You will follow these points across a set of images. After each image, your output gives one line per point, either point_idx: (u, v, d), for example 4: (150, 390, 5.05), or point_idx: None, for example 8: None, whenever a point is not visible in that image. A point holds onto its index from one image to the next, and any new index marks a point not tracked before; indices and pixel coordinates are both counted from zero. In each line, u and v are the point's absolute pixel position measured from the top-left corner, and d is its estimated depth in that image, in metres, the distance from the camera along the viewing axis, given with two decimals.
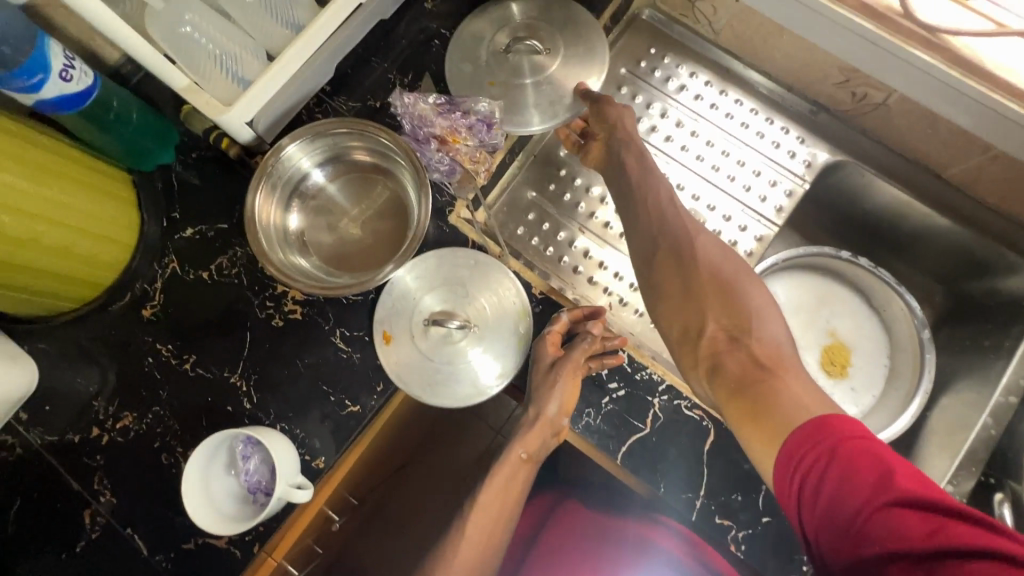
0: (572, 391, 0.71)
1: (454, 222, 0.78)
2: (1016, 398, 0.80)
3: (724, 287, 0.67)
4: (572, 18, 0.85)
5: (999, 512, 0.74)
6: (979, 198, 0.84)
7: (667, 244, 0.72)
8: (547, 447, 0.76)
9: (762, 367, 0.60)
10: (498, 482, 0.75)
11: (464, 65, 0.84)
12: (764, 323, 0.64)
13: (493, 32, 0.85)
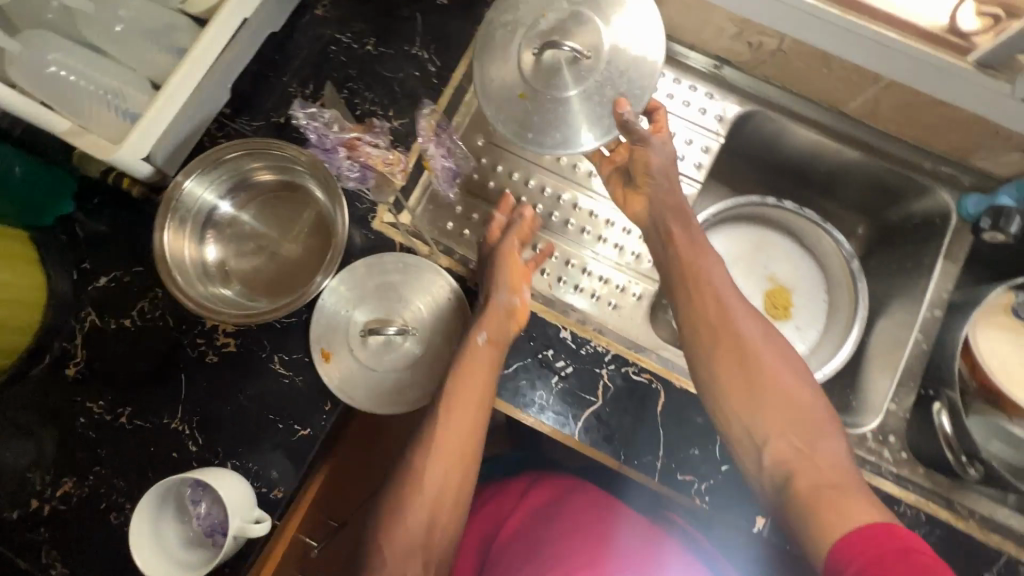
0: (514, 271, 0.75)
1: (379, 228, 0.77)
2: (939, 311, 0.84)
3: (784, 388, 0.64)
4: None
5: (937, 420, 0.77)
6: (883, 127, 0.87)
7: (730, 335, 0.67)
8: (507, 334, 0.72)
9: (838, 485, 0.57)
10: (467, 376, 0.69)
11: (497, 79, 0.71)
12: (826, 438, 0.62)
13: (516, 39, 0.70)
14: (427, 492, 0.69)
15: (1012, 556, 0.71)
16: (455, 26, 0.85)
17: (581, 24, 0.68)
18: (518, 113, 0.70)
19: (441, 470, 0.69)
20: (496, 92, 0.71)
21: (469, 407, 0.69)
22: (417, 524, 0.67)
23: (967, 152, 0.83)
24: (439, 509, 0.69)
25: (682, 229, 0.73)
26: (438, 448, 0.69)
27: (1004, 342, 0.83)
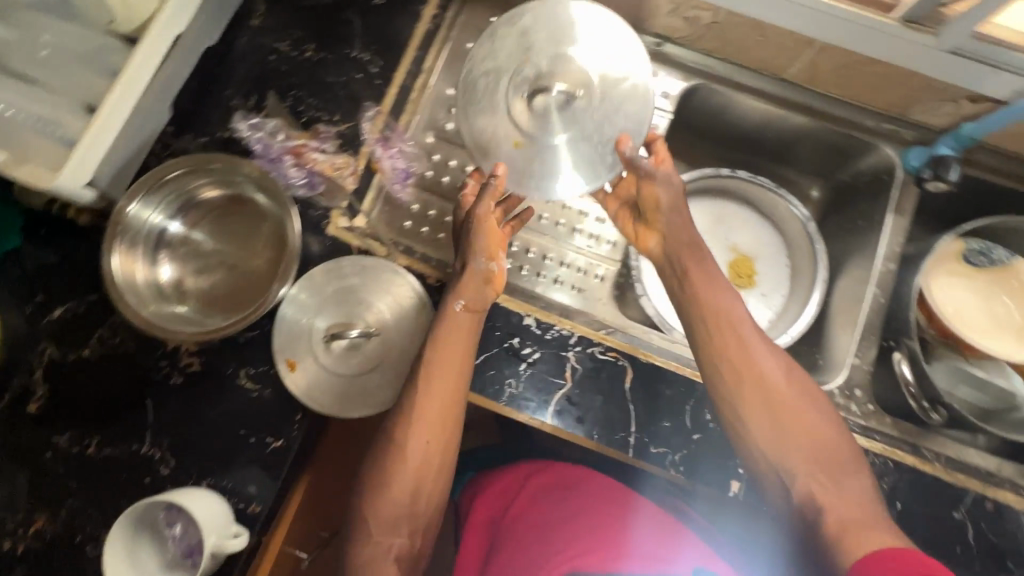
0: (491, 233, 0.73)
1: (335, 234, 0.78)
2: (893, 263, 0.86)
3: (806, 429, 0.67)
4: (597, 43, 0.72)
5: (900, 371, 0.82)
6: (823, 89, 0.88)
7: (752, 378, 0.69)
8: (486, 300, 0.71)
9: (861, 521, 0.60)
10: (449, 341, 0.69)
11: (493, 131, 0.73)
12: (850, 477, 0.64)
13: (507, 86, 0.72)
14: (412, 459, 0.68)
15: (979, 494, 0.73)
16: (394, 25, 0.85)
17: (564, 68, 0.71)
18: (522, 164, 0.73)
19: (426, 438, 0.69)
20: (495, 146, 0.73)
21: (450, 373, 0.68)
22: (403, 492, 0.68)
23: (905, 105, 0.85)
24: (425, 475, 0.69)
25: (698, 265, 0.74)
26: (422, 417, 0.68)
27: (954, 289, 0.88)
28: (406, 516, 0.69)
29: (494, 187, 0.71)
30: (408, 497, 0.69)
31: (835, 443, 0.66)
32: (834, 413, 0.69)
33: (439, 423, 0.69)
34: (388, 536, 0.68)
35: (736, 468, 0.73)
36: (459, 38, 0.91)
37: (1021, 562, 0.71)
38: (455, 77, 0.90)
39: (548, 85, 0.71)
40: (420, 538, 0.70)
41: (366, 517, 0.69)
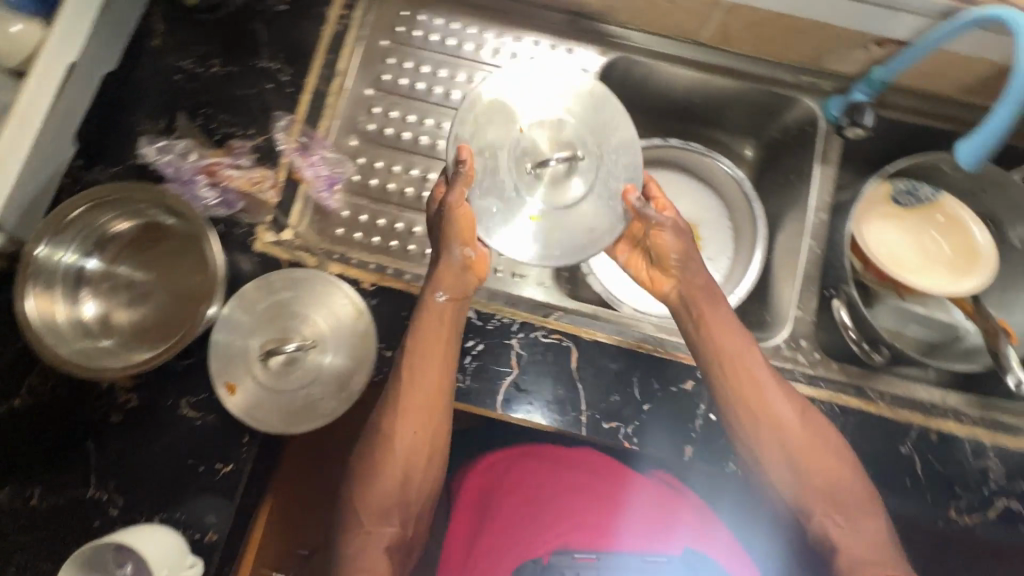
0: (467, 218, 0.69)
1: (262, 249, 0.76)
2: (824, 213, 0.88)
3: (819, 462, 0.70)
4: (582, 108, 0.72)
5: (838, 317, 0.83)
6: (740, 50, 0.89)
7: (766, 420, 0.71)
8: (469, 286, 0.73)
9: (879, 562, 0.66)
10: (430, 333, 0.70)
11: (504, 211, 0.69)
12: (863, 507, 0.69)
13: (507, 159, 0.70)
14: (402, 448, 0.73)
15: (923, 426, 0.75)
16: (300, 30, 0.83)
17: (560, 140, 0.70)
18: (545, 238, 0.69)
19: (414, 428, 0.72)
20: (513, 224, 0.69)
21: (433, 366, 0.70)
22: (393, 479, 0.72)
23: (818, 57, 0.87)
24: (414, 463, 0.73)
25: (712, 310, 0.74)
26: (408, 410, 0.72)
27: (885, 231, 0.90)
28: (396, 503, 0.73)
29: (466, 173, 0.67)
30: (396, 485, 0.73)
31: (848, 478, 0.70)
32: (844, 443, 0.72)
33: (425, 415, 0.72)
34: (380, 524, 0.72)
35: (688, 432, 0.74)
36: (371, 37, 0.89)
37: (967, 486, 0.73)
38: (372, 76, 0.89)
39: (546, 156, 0.70)
40: (410, 525, 0.74)
41: (356, 505, 0.72)
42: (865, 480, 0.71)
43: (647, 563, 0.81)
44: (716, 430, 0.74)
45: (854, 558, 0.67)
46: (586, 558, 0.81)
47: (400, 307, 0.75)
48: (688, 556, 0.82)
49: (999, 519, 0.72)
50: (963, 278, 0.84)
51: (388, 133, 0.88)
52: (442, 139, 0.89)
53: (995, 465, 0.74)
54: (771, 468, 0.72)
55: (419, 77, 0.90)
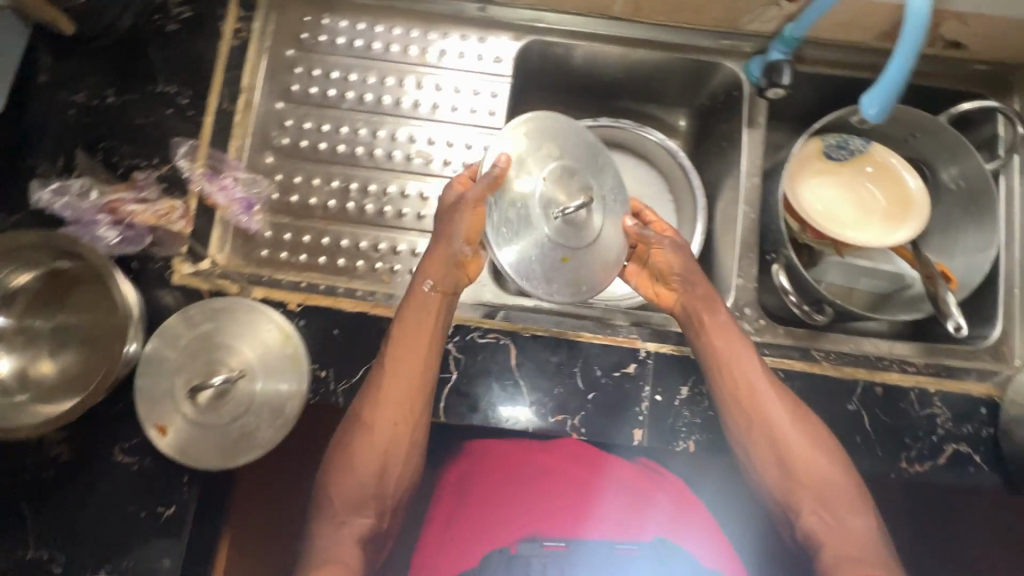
0: (476, 218, 0.65)
1: (181, 281, 0.73)
2: (757, 177, 0.87)
3: (809, 465, 0.69)
4: (574, 143, 0.68)
5: (777, 282, 0.82)
6: (655, 20, 0.87)
7: (761, 422, 0.70)
8: (457, 282, 0.72)
9: (861, 559, 0.65)
10: (411, 320, 0.70)
11: (527, 246, 0.63)
12: (852, 511, 0.68)
13: (531, 205, 0.64)
14: (377, 442, 0.70)
15: (868, 381, 0.75)
16: (195, 48, 0.79)
17: (575, 176, 0.66)
18: (563, 276, 0.65)
19: (393, 420, 0.70)
20: (534, 262, 0.64)
21: (415, 353, 0.70)
22: (369, 470, 0.71)
23: (734, 19, 0.85)
24: (391, 456, 0.71)
25: (712, 318, 0.73)
26: (388, 400, 0.70)
27: (819, 186, 0.89)
28: (371, 496, 0.71)
29: (497, 180, 0.62)
30: (371, 478, 0.71)
31: (836, 480, 0.69)
32: (836, 446, 0.71)
33: (403, 408, 0.70)
34: (353, 516, 0.70)
35: (636, 416, 0.73)
36: (275, 48, 0.86)
37: (916, 436, 0.73)
38: (280, 88, 0.85)
39: (564, 200, 0.64)
40: (387, 517, 0.73)
41: (329, 496, 0.71)
42: (857, 482, 0.70)
43: (618, 552, 0.73)
44: (664, 410, 0.73)
45: (840, 561, 0.65)
46: (557, 547, 0.72)
47: (329, 323, 0.74)
48: (659, 548, 0.74)
49: (948, 464, 0.73)
50: (896, 229, 0.84)
51: (304, 146, 0.85)
52: (361, 145, 0.85)
53: (942, 410, 0.74)
54: (761, 467, 0.71)
55: (330, 83, 0.86)
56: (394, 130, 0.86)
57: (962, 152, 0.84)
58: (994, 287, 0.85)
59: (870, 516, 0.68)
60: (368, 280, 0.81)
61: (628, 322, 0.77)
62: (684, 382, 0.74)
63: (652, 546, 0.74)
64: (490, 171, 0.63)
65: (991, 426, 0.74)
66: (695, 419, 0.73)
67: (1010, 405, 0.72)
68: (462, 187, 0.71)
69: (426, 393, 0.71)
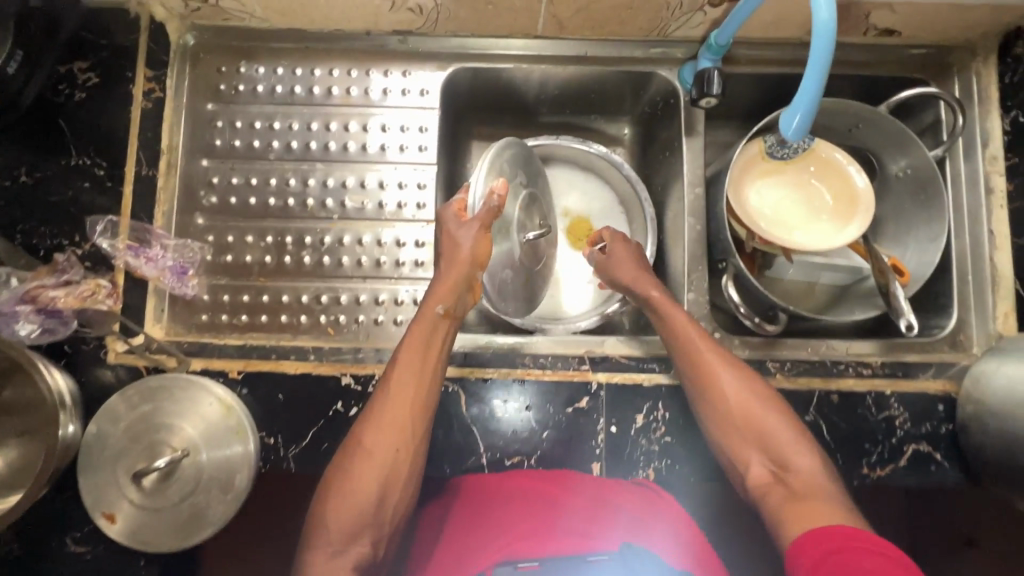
0: (483, 243, 0.73)
1: (117, 360, 0.72)
2: (700, 187, 0.85)
3: (752, 418, 0.67)
4: (534, 174, 0.83)
5: (727, 295, 0.81)
6: (583, 35, 0.84)
7: (704, 381, 0.69)
8: (464, 307, 0.76)
9: (807, 494, 0.61)
10: (416, 340, 0.71)
11: (501, 266, 0.79)
12: (798, 450, 0.65)
13: (509, 232, 0.78)
14: (379, 460, 0.65)
15: (824, 390, 0.74)
16: (106, 115, 0.76)
17: (535, 206, 0.82)
18: (521, 290, 0.82)
19: (395, 445, 0.66)
20: (505, 280, 0.79)
21: (413, 374, 0.69)
22: (367, 493, 0.64)
23: (662, 27, 0.82)
24: (394, 477, 0.66)
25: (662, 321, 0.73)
26: (388, 419, 0.67)
27: (767, 188, 0.86)
28: (369, 524, 0.64)
29: (495, 208, 0.72)
30: (370, 500, 0.64)
31: (777, 426, 0.67)
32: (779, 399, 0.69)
33: (402, 425, 0.67)
34: (349, 545, 0.63)
35: (592, 450, 0.72)
36: (193, 103, 0.83)
37: (875, 440, 0.73)
38: (203, 145, 0.83)
39: (528, 227, 0.81)
40: (383, 546, 0.65)
41: (322, 526, 0.64)
42: (797, 425, 0.67)
43: (589, 564, 0.60)
44: (620, 442, 0.72)
45: (785, 502, 0.61)
46: (531, 568, 0.60)
47: (272, 389, 0.72)
48: (628, 557, 0.60)
49: (909, 465, 0.73)
50: (843, 227, 0.83)
51: (234, 203, 0.82)
52: (292, 196, 0.83)
53: (899, 412, 0.74)
54: (706, 421, 0.69)
55: (253, 134, 0.83)
56: (325, 177, 0.83)
57: (907, 142, 0.83)
58: (945, 275, 0.84)
59: (819, 456, 0.65)
60: (314, 334, 0.80)
61: (582, 350, 0.79)
62: (639, 410, 0.73)
63: (620, 556, 0.60)
64: (488, 200, 0.72)
65: (949, 423, 0.74)
66: (653, 447, 0.72)
67: (966, 401, 0.72)
68: (459, 216, 0.75)
69: (429, 409, 0.69)
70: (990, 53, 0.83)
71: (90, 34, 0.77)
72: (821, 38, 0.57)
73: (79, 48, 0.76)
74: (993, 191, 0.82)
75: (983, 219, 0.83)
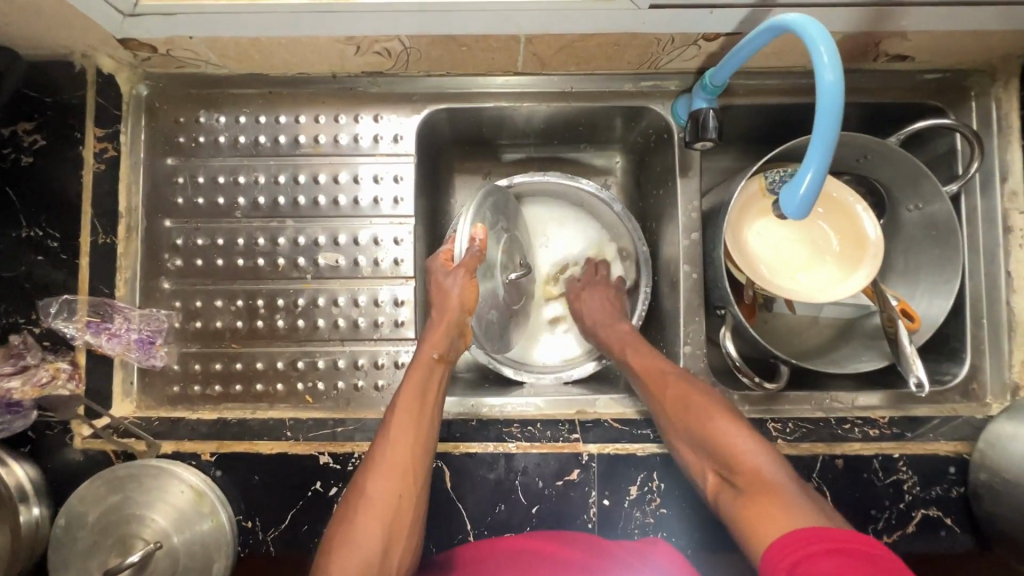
0: (471, 290, 0.70)
1: (83, 446, 0.68)
2: (696, 232, 0.80)
3: (699, 423, 0.64)
4: (507, 206, 0.79)
5: (725, 349, 0.77)
6: (567, 71, 0.77)
7: (659, 402, 0.69)
8: (456, 350, 0.73)
9: (755, 490, 0.57)
10: (413, 388, 0.68)
11: (486, 309, 0.75)
12: (734, 442, 0.61)
13: (491, 279, 0.74)
14: (382, 506, 0.60)
15: (829, 454, 0.70)
16: (54, 180, 0.70)
17: (515, 246, 0.79)
18: (508, 329, 0.80)
19: (398, 490, 0.61)
20: (491, 321, 0.76)
21: (409, 417, 0.66)
22: (372, 544, 0.58)
23: (653, 61, 0.75)
24: (398, 523, 0.60)
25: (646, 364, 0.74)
26: (381, 460, 0.63)
27: (768, 229, 0.81)
28: None
29: (479, 253, 0.68)
30: (374, 549, 0.58)
31: (721, 423, 0.63)
32: (731, 406, 0.66)
33: (398, 463, 0.62)
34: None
35: (585, 523, 0.69)
36: (152, 157, 0.78)
37: (882, 506, 0.69)
38: (164, 205, 0.78)
39: (508, 267, 0.77)
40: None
41: None
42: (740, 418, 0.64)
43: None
44: (614, 514, 0.69)
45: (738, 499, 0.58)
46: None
47: (248, 470, 0.68)
48: None
49: (917, 531, 0.69)
50: (850, 275, 0.77)
51: (200, 264, 0.78)
52: (262, 255, 0.78)
53: (908, 475, 0.70)
54: (673, 440, 0.67)
55: (218, 190, 0.78)
56: (295, 235, 0.79)
57: (920, 180, 0.77)
58: (958, 318, 0.79)
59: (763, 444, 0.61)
60: (291, 403, 0.77)
61: (573, 411, 0.77)
62: (633, 481, 0.70)
63: None
64: (471, 246, 0.69)
65: (961, 486, 0.70)
66: (648, 519, 0.69)
67: (979, 466, 0.68)
68: (447, 265, 0.72)
69: (431, 452, 0.65)
70: (1011, 77, 0.76)
71: (32, 91, 0.70)
72: (830, 100, 0.52)
73: (22, 109, 0.70)
74: (1012, 230, 0.76)
75: (999, 259, 0.77)
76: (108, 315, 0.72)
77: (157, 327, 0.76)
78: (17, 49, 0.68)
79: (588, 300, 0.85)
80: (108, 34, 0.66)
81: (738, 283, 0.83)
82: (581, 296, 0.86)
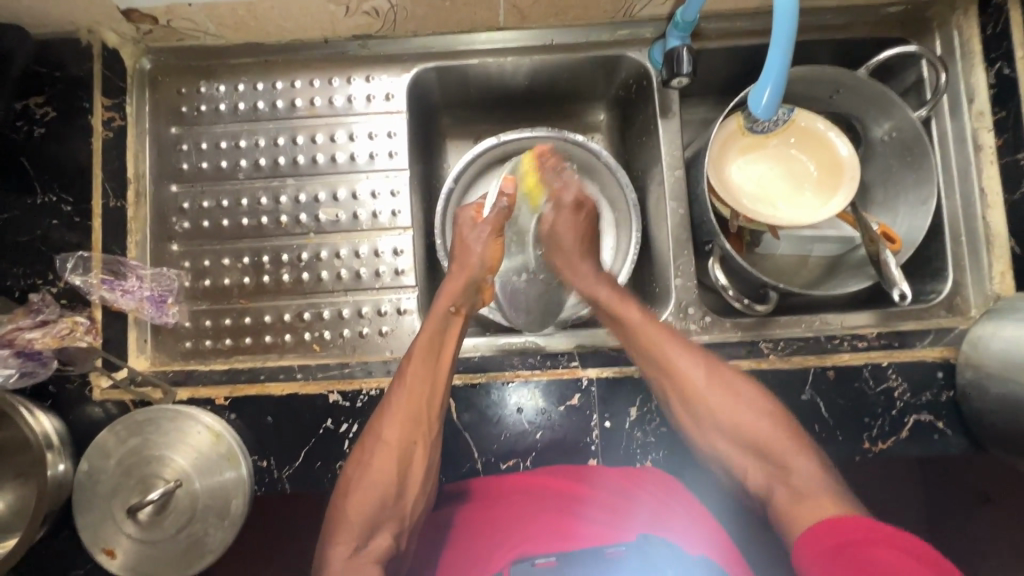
0: (492, 247, 0.78)
1: (102, 397, 0.71)
2: (679, 169, 0.84)
3: (751, 432, 0.68)
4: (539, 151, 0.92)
5: (713, 276, 0.79)
6: (546, 22, 0.81)
7: (691, 403, 0.70)
8: (473, 305, 0.77)
9: (811, 496, 0.62)
10: (430, 338, 0.71)
11: (515, 275, 0.84)
12: (792, 452, 0.66)
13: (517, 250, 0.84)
14: (398, 452, 0.66)
15: (820, 366, 0.73)
16: (65, 148, 0.73)
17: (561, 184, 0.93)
18: (536, 303, 0.84)
19: (409, 437, 0.67)
20: (517, 288, 0.84)
21: (422, 381, 0.68)
22: (388, 481, 0.66)
23: (627, 8, 0.79)
24: (410, 465, 0.67)
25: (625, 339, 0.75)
26: (396, 418, 0.67)
27: (747, 164, 0.84)
28: (389, 513, 0.65)
29: (502, 212, 0.79)
30: (389, 489, 0.65)
31: (769, 427, 0.68)
32: (772, 404, 0.70)
33: (413, 410, 0.67)
34: (370, 536, 0.64)
35: (588, 447, 0.71)
36: (157, 128, 0.82)
37: (875, 414, 0.72)
38: (170, 171, 0.82)
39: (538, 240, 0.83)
40: (406, 538, 0.66)
41: (346, 516, 0.65)
42: (786, 420, 0.69)
43: (606, 558, 0.62)
44: (615, 436, 0.72)
45: (791, 498, 0.63)
46: (548, 564, 0.62)
47: (262, 411, 0.71)
48: (644, 547, 0.62)
49: (910, 436, 0.71)
50: (828, 200, 0.81)
51: (207, 226, 0.82)
52: (265, 215, 0.82)
53: (898, 382, 0.72)
54: (707, 438, 0.70)
55: (220, 155, 0.83)
56: (296, 192, 0.83)
57: (889, 104, 0.80)
58: (938, 236, 0.82)
59: (817, 459, 0.66)
60: (301, 352, 0.80)
61: (570, 345, 0.79)
62: (632, 403, 0.72)
63: (638, 548, 0.62)
64: (497, 204, 0.80)
65: (949, 389, 0.72)
66: (649, 439, 0.71)
67: (965, 366, 0.70)
68: (475, 218, 0.79)
69: (442, 409, 0.69)
70: (970, 4, 0.80)
71: (41, 67, 0.74)
72: (784, 12, 0.58)
73: (31, 84, 0.73)
74: (983, 147, 0.79)
75: (973, 176, 0.80)
76: (121, 274, 0.75)
77: (168, 290, 0.80)
78: (27, 27, 0.72)
79: (568, 221, 0.79)
80: (113, 6, 0.70)
81: (723, 218, 0.86)
82: (564, 213, 0.80)
